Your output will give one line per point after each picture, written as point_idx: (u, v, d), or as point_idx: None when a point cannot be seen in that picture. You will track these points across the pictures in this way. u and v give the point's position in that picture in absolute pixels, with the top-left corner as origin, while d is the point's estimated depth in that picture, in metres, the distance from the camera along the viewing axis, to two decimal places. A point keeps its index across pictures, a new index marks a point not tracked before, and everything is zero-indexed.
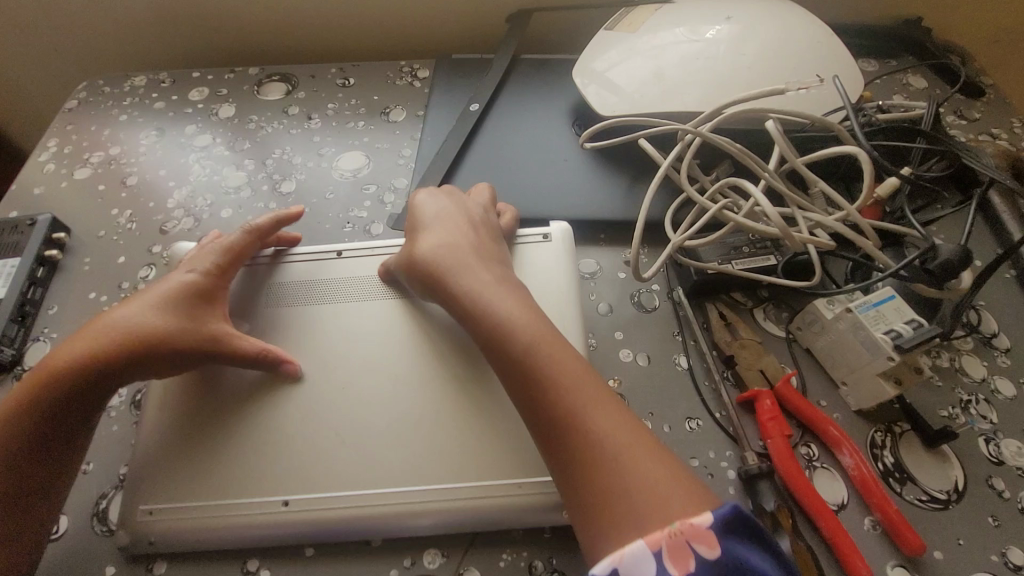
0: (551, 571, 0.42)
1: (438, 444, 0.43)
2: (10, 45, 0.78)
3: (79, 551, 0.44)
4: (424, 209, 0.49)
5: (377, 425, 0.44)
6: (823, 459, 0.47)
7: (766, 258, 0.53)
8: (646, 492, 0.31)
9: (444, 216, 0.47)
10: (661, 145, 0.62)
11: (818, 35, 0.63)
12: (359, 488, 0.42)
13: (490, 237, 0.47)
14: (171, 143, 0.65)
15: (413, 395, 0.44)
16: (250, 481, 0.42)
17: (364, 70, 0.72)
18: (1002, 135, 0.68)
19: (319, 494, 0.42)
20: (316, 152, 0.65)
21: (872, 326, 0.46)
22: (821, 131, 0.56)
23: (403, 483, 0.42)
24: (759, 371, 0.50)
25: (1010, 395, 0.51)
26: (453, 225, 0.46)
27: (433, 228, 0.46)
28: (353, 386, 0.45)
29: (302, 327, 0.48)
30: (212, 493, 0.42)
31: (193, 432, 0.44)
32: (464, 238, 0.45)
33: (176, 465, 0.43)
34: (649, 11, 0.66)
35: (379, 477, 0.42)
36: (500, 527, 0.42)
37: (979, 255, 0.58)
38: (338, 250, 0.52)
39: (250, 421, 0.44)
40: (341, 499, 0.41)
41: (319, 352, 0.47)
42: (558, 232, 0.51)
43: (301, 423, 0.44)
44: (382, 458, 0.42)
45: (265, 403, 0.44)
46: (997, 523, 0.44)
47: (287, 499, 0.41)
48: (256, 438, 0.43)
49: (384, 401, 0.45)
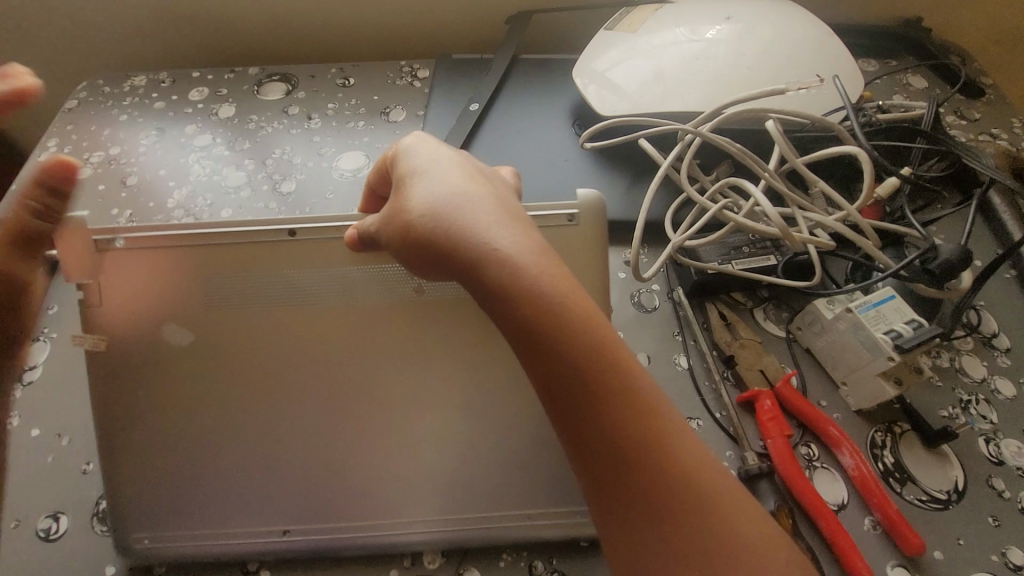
0: (551, 571, 0.42)
1: (438, 465, 0.41)
2: (11, 46, 0.78)
3: (80, 550, 0.44)
4: (417, 160, 0.39)
5: (381, 436, 0.41)
6: (823, 459, 0.47)
7: (766, 258, 0.53)
8: (728, 543, 0.30)
9: (446, 164, 0.39)
10: (662, 145, 0.62)
11: (818, 35, 0.63)
12: (360, 517, 0.41)
13: (506, 195, 0.39)
14: (171, 143, 0.65)
15: (416, 413, 0.41)
16: (240, 503, 0.41)
17: (364, 70, 0.72)
18: (1002, 135, 0.68)
19: (317, 523, 0.41)
20: (316, 152, 0.65)
21: (872, 326, 0.46)
22: (822, 131, 0.56)
23: (402, 510, 0.41)
24: (758, 371, 0.50)
25: (1010, 395, 0.51)
26: (466, 181, 0.37)
27: (441, 184, 0.37)
28: (354, 406, 0.42)
29: (282, 330, 0.42)
30: (205, 523, 0.41)
31: (176, 460, 0.41)
32: (482, 199, 0.37)
33: (165, 492, 0.41)
34: (649, 12, 0.66)
35: (381, 505, 0.41)
36: (495, 538, 0.42)
37: (979, 255, 0.58)
38: (291, 228, 0.42)
39: (236, 447, 0.41)
40: (342, 529, 0.41)
41: (310, 352, 0.42)
42: (581, 212, 0.43)
43: (288, 442, 0.41)
44: (384, 484, 0.41)
45: (251, 426, 0.41)
46: (997, 523, 0.44)
47: (286, 529, 0.41)
48: (248, 460, 0.41)
49: (372, 411, 0.42)
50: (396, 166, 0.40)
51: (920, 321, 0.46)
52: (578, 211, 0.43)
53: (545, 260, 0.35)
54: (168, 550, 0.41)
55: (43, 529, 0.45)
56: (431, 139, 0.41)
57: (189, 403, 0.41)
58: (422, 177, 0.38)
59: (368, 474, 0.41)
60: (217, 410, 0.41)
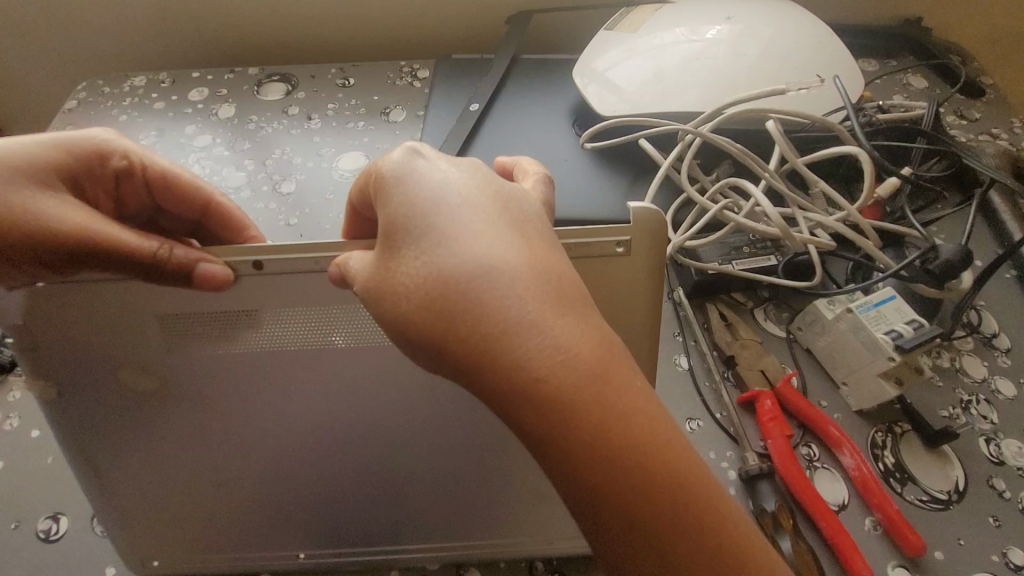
0: (551, 571, 0.43)
1: (441, 501, 0.40)
2: (11, 45, 0.78)
3: (79, 550, 0.44)
4: (416, 205, 0.32)
5: (385, 483, 0.39)
6: (823, 459, 0.47)
7: (767, 258, 0.53)
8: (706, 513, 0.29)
9: (456, 214, 0.32)
10: (662, 145, 0.62)
11: (818, 35, 0.62)
12: (371, 542, 0.42)
13: (538, 243, 0.32)
14: (170, 143, 0.65)
15: (422, 457, 0.38)
16: (241, 522, 0.41)
17: (365, 70, 0.72)
18: (1002, 134, 0.68)
19: (330, 547, 0.42)
20: (316, 152, 0.65)
21: (872, 326, 0.46)
22: (822, 131, 0.56)
23: (412, 536, 0.42)
24: (759, 371, 0.50)
25: (1010, 395, 0.51)
26: (485, 236, 0.31)
27: (452, 251, 0.31)
28: (355, 455, 0.38)
29: (265, 382, 0.36)
30: (219, 550, 0.42)
31: (177, 503, 0.40)
32: (503, 260, 0.30)
33: (167, 528, 0.41)
34: (649, 11, 0.66)
35: (391, 532, 0.42)
36: (495, 551, 0.43)
37: (979, 255, 0.58)
38: (256, 259, 0.33)
39: (235, 493, 0.39)
40: (354, 549, 0.43)
41: (296, 403, 0.36)
42: (634, 240, 0.35)
43: (288, 474, 0.39)
44: (392, 516, 0.41)
45: (248, 474, 0.39)
46: (998, 523, 0.44)
47: (300, 552, 0.42)
48: (251, 502, 0.40)
49: (363, 445, 0.38)
50: (386, 208, 0.33)
51: (919, 320, 0.46)
52: (630, 239, 0.35)
53: (576, 351, 0.28)
54: (180, 560, 0.42)
55: (43, 530, 0.45)
56: (432, 163, 0.34)
57: (165, 439, 0.38)
58: (426, 231, 0.31)
59: (365, 494, 0.40)
60: (200, 449, 0.38)
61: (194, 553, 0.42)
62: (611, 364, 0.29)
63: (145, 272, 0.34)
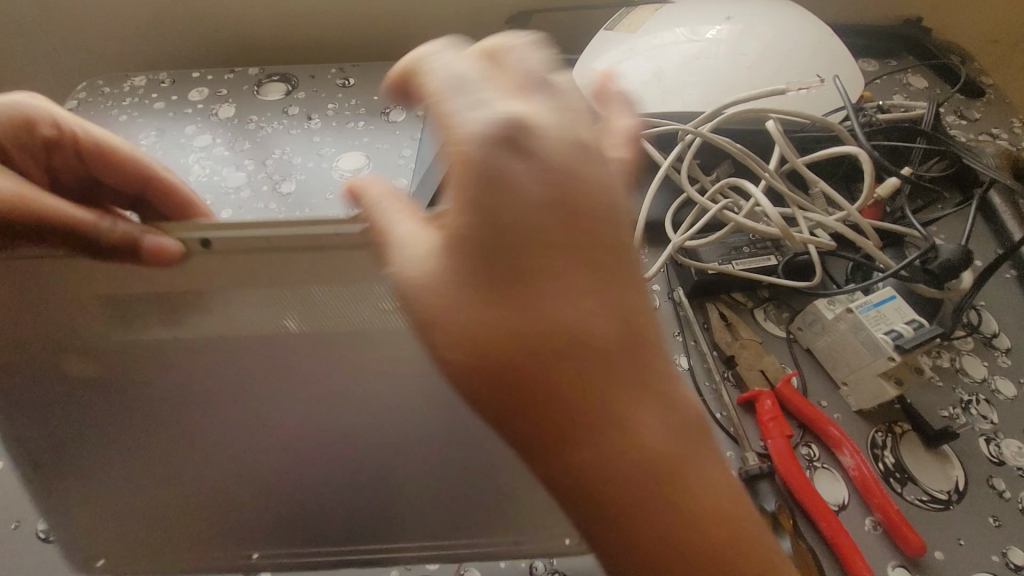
0: (551, 571, 0.43)
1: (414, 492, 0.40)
2: (13, 46, 0.78)
3: None
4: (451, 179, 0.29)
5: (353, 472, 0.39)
6: (823, 459, 0.47)
7: (767, 258, 0.53)
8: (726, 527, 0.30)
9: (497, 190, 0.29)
10: (662, 145, 0.62)
11: (818, 35, 0.62)
12: (341, 539, 0.41)
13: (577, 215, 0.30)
14: (170, 143, 0.65)
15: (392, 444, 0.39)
16: (219, 516, 0.41)
17: (364, 70, 0.72)
18: (1003, 135, 0.68)
19: (287, 547, 0.42)
20: (316, 152, 0.65)
21: (872, 326, 0.46)
22: (822, 130, 0.56)
23: (384, 532, 0.41)
24: (759, 371, 0.50)
25: (1010, 395, 0.51)
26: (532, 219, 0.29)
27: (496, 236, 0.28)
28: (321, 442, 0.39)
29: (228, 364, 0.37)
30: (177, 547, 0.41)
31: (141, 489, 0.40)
32: (483, 239, 0.28)
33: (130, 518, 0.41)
34: (649, 12, 0.66)
35: (359, 527, 0.41)
36: (483, 547, 0.41)
37: (979, 256, 0.58)
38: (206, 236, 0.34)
39: (197, 481, 0.40)
40: (320, 548, 0.42)
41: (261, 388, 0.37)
42: None
43: (256, 463, 0.39)
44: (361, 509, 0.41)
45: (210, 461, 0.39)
46: (998, 523, 0.44)
47: (252, 553, 0.41)
48: (215, 492, 0.40)
49: (356, 435, 0.39)
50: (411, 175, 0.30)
51: (919, 320, 0.46)
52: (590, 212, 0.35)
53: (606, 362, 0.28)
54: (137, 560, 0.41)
55: (43, 530, 0.45)
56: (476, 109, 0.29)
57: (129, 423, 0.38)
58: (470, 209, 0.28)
59: (361, 489, 0.40)
60: (164, 433, 0.39)
61: (191, 552, 0.42)
62: (634, 397, 0.29)
63: (92, 248, 0.36)
